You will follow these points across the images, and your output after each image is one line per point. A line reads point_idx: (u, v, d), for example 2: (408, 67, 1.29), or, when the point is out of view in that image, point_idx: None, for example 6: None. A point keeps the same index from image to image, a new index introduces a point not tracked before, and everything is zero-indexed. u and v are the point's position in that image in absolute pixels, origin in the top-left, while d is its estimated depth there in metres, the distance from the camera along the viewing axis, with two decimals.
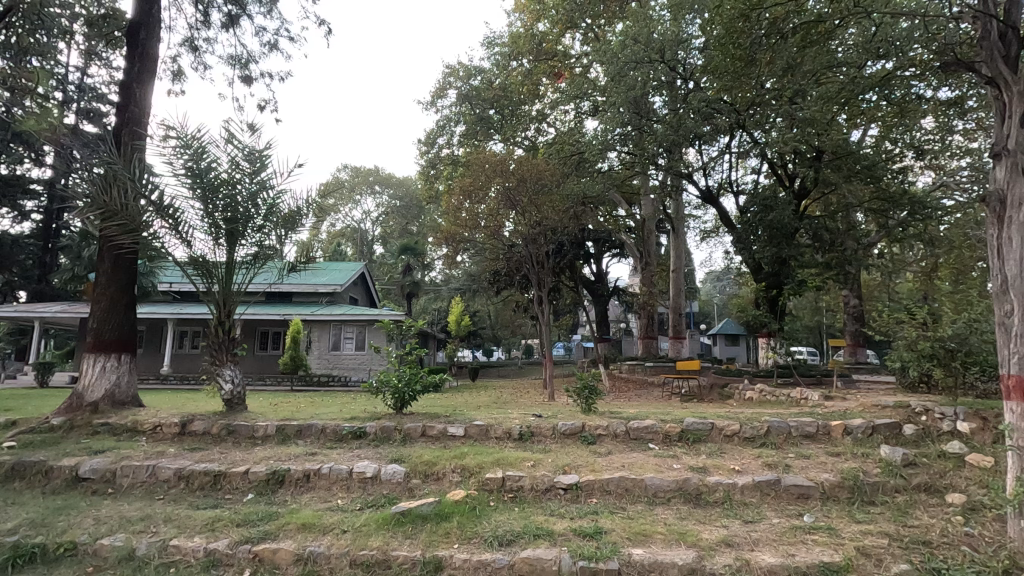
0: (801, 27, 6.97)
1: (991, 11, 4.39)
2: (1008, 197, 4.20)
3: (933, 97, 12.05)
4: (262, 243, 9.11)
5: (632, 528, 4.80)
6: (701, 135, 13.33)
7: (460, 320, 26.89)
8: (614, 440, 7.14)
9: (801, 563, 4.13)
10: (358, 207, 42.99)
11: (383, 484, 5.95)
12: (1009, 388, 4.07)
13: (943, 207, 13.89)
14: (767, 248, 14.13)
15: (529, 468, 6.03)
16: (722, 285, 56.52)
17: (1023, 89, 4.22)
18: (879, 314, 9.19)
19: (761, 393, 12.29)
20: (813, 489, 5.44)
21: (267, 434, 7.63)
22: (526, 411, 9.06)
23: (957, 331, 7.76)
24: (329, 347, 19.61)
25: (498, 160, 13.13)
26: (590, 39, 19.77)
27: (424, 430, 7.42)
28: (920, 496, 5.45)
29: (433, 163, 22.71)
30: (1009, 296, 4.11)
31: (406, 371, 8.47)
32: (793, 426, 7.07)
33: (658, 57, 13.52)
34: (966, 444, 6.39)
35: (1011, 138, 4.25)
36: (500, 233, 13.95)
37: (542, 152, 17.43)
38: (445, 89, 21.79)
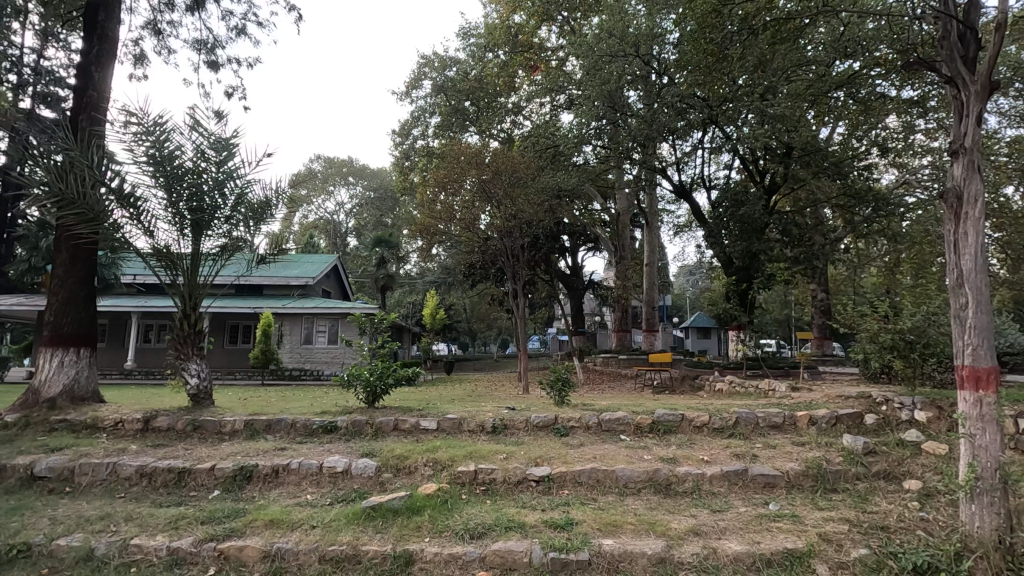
0: (772, 23, 7.05)
1: (951, 11, 4.49)
2: (964, 193, 4.32)
3: (897, 96, 12.39)
4: (230, 234, 8.87)
5: (603, 519, 4.84)
6: (675, 130, 13.44)
7: (435, 313, 26.69)
8: (586, 432, 7.20)
9: (766, 550, 4.23)
10: (331, 198, 42.26)
11: (353, 479, 5.88)
12: (962, 378, 4.18)
13: (906, 204, 14.36)
14: (738, 243, 14.37)
15: (502, 460, 6.04)
16: (694, 281, 57.31)
17: (980, 89, 4.36)
18: (843, 307, 9.44)
19: (731, 385, 12.53)
20: (780, 478, 5.57)
21: (235, 430, 7.47)
22: (500, 404, 9.08)
23: (917, 324, 8.10)
24: (301, 340, 19.30)
25: (473, 153, 12.99)
26: (567, 31, 19.74)
27: (396, 424, 7.36)
28: (880, 484, 5.64)
29: (407, 154, 22.49)
30: (964, 289, 4.21)
31: (378, 364, 8.38)
32: (760, 417, 7.24)
33: (633, 50, 13.58)
34: (923, 433, 6.64)
35: (968, 137, 4.38)
36: (475, 226, 13.88)
37: (518, 144, 17.41)
38: (420, 80, 21.53)
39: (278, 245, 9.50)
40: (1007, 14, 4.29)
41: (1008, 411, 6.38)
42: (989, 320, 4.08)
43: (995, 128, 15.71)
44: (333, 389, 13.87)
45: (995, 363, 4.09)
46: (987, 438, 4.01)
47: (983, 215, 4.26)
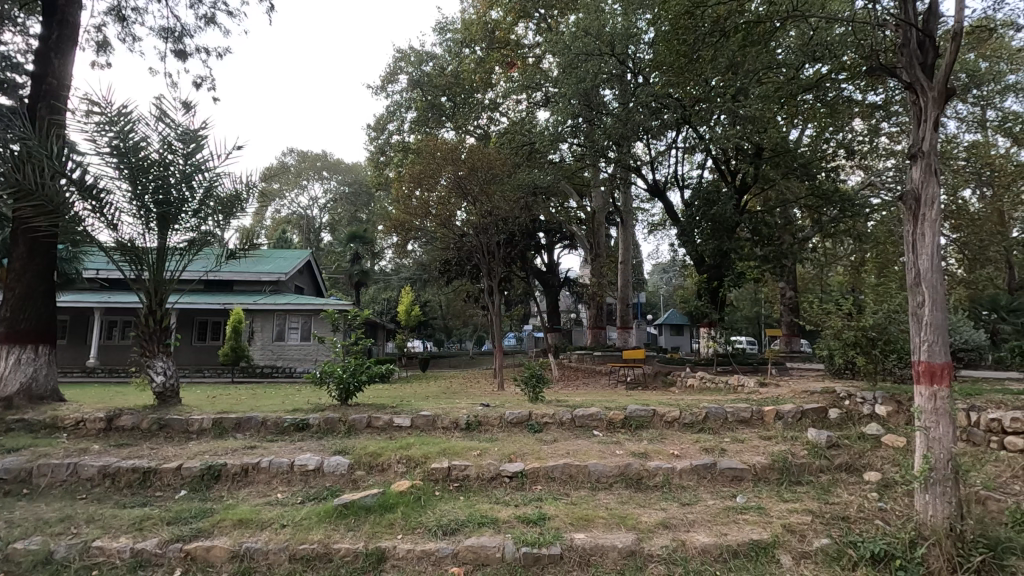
0: (743, 26, 7.14)
1: (911, 19, 4.66)
2: (922, 196, 4.48)
3: (862, 100, 12.77)
4: (198, 228, 8.64)
5: (575, 513, 4.90)
6: (649, 130, 13.59)
7: (411, 310, 26.47)
8: (560, 428, 7.25)
9: (733, 542, 4.34)
10: (304, 192, 41.57)
11: (325, 477, 5.81)
12: (919, 373, 4.31)
13: (871, 205, 14.79)
14: (709, 242, 14.68)
15: (475, 457, 6.04)
16: (667, 278, 58.21)
17: (937, 95, 4.52)
18: (810, 305, 9.73)
19: (701, 380, 12.77)
20: (746, 471, 5.72)
21: (203, 428, 7.31)
22: (474, 401, 9.08)
23: (878, 321, 8.36)
24: (272, 337, 18.94)
25: (449, 149, 12.91)
26: (543, 29, 19.73)
27: (369, 421, 7.31)
28: (842, 476, 5.83)
29: (383, 149, 22.30)
30: (921, 289, 4.37)
31: (352, 361, 8.28)
32: (729, 412, 7.41)
33: (609, 49, 13.71)
34: (883, 426, 6.89)
35: (926, 141, 4.54)
36: (451, 222, 13.78)
37: (494, 141, 17.38)
38: (396, 74, 21.28)
39: (249, 239, 9.29)
40: (963, 23, 4.44)
41: (963, 405, 6.64)
42: (945, 318, 4.23)
43: (954, 133, 16.33)
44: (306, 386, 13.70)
45: (949, 359, 4.24)
46: (940, 430, 4.15)
47: (939, 217, 4.43)
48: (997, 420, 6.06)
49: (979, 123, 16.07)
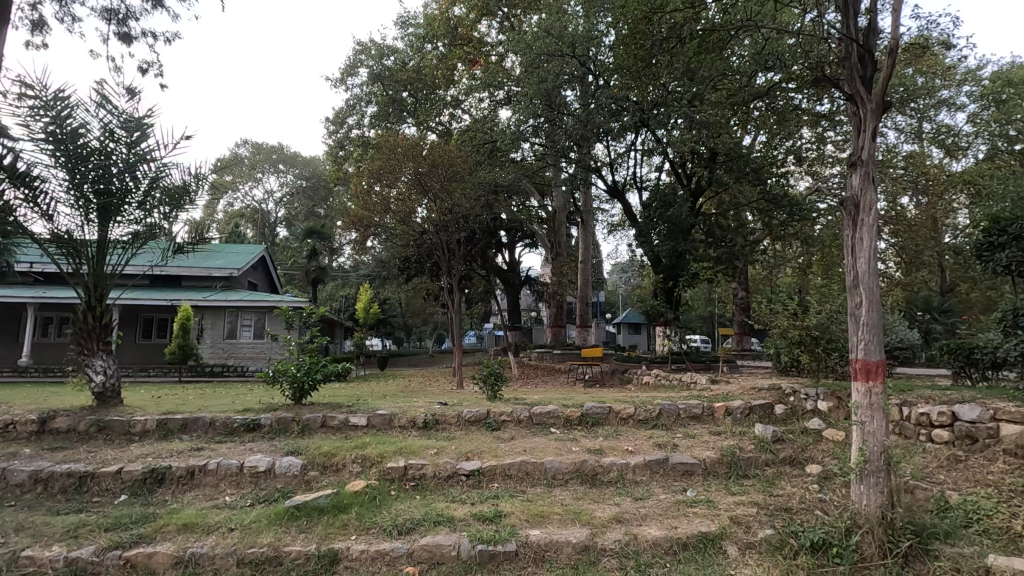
0: (699, 34, 7.34)
1: (852, 35, 4.92)
2: (860, 202, 4.72)
3: (810, 109, 13.32)
4: (142, 220, 8.26)
5: (530, 510, 4.94)
6: (609, 131, 13.81)
7: (369, 308, 26.01)
8: (517, 426, 7.29)
9: (682, 535, 4.48)
10: (259, 185, 40.28)
11: (277, 478, 5.66)
12: (857, 370, 4.53)
13: (817, 210, 15.46)
14: (666, 243, 15.05)
15: (432, 455, 6.01)
16: (625, 279, 59.17)
17: (875, 107, 4.78)
18: (758, 305, 10.12)
19: (657, 378, 13.07)
20: (697, 466, 5.89)
21: (146, 430, 7.00)
22: (432, 400, 9.00)
23: (821, 320, 8.84)
24: (223, 335, 18.28)
25: (409, 144, 12.74)
26: (506, 27, 19.72)
27: (324, 421, 7.17)
28: (785, 469, 6.10)
29: (342, 143, 21.86)
30: (859, 290, 4.60)
31: (306, 359, 8.08)
32: (681, 408, 7.65)
33: (570, 51, 13.87)
34: (824, 421, 7.24)
35: (864, 150, 4.79)
36: (411, 219, 13.60)
37: (455, 138, 17.28)
38: (356, 67, 20.85)
39: (198, 232, 8.95)
40: (899, 40, 4.70)
41: (896, 400, 7.04)
42: (879, 319, 4.46)
43: (893, 143, 17.24)
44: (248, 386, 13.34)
45: (883, 356, 4.48)
46: (874, 424, 4.37)
47: (876, 222, 4.68)
48: (926, 414, 6.45)
49: (916, 134, 17.01)
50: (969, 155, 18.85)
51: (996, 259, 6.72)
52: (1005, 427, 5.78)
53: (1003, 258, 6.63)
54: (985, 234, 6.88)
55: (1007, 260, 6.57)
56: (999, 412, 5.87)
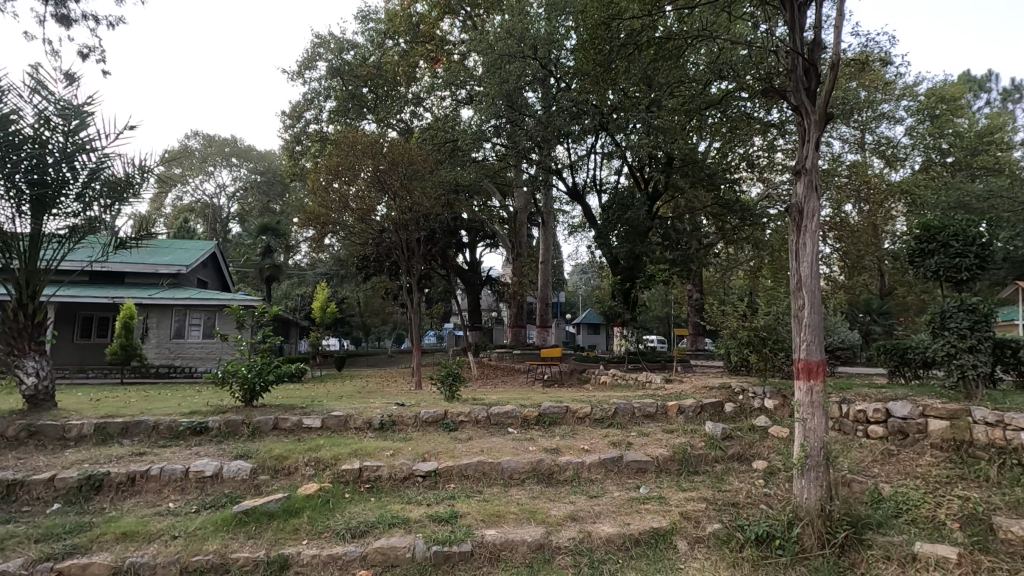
0: (655, 41, 7.54)
1: (798, 49, 5.14)
2: (804, 209, 4.94)
3: (762, 118, 13.83)
4: (80, 212, 7.82)
5: (486, 510, 4.95)
6: (570, 133, 13.97)
7: (326, 307, 25.43)
8: (475, 426, 7.29)
9: (635, 531, 4.58)
10: (211, 179, 38.75)
11: (224, 483, 5.47)
12: (800, 369, 4.73)
13: (767, 215, 16.09)
14: (624, 245, 15.36)
15: (388, 457, 5.94)
16: (584, 280, 59.89)
17: (818, 118, 5.02)
18: (710, 306, 10.46)
19: (614, 377, 13.31)
20: (650, 463, 6.03)
21: (83, 435, 6.65)
22: (388, 401, 8.90)
23: (769, 322, 9.20)
24: (170, 334, 17.51)
25: (369, 141, 12.53)
26: (469, 27, 19.65)
27: (276, 423, 6.98)
28: (733, 465, 6.32)
29: (299, 138, 21.31)
30: (802, 293, 4.82)
31: (258, 360, 7.83)
32: (636, 407, 7.83)
33: (531, 53, 13.96)
34: (770, 418, 7.54)
35: (808, 160, 5.01)
36: (370, 217, 13.36)
37: (415, 136, 17.12)
38: (314, 60, 20.35)
39: (141, 227, 8.49)
40: (841, 55, 4.94)
41: (835, 398, 7.39)
42: (821, 321, 4.68)
43: (838, 153, 18.09)
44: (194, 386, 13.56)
45: (824, 357, 4.69)
46: (815, 421, 4.58)
47: (818, 228, 4.91)
48: (863, 411, 6.82)
49: (859, 144, 17.90)
50: (907, 165, 19.98)
51: (927, 265, 7.15)
52: (933, 422, 6.12)
53: (932, 264, 7.07)
54: (917, 241, 7.31)
55: (936, 266, 7.01)
56: (927, 409, 6.20)
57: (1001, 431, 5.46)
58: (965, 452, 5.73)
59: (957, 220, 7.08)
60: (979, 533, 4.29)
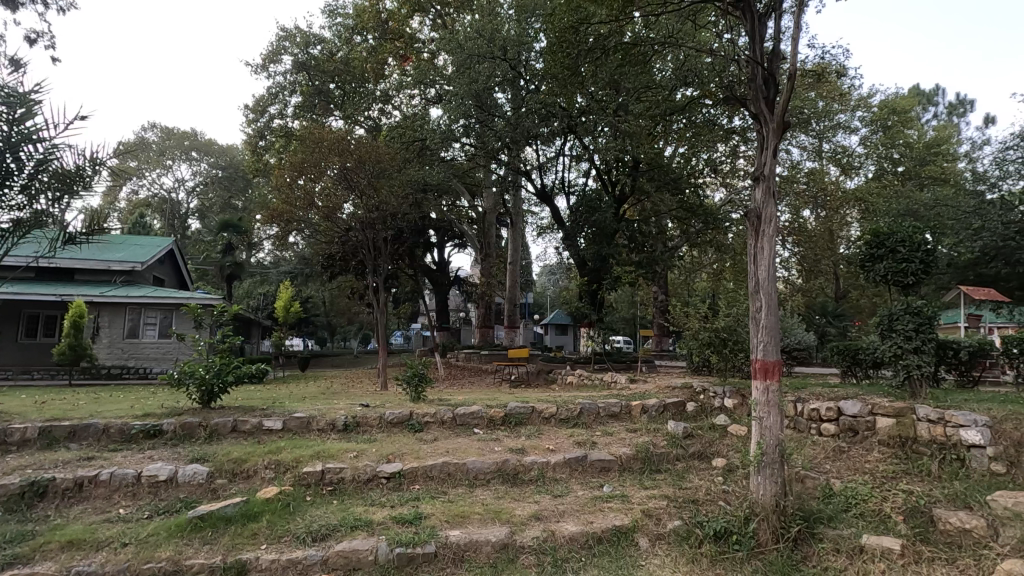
0: (622, 47, 7.66)
1: (758, 59, 5.31)
2: (762, 214, 5.11)
3: (725, 125, 14.19)
4: (26, 205, 5.63)
5: (451, 510, 4.94)
6: (538, 135, 14.04)
7: (290, 306, 24.86)
8: (441, 427, 7.25)
9: (598, 529, 4.65)
10: (168, 173, 37.37)
11: (179, 487, 5.30)
12: (757, 370, 4.87)
13: (730, 220, 16.51)
14: (591, 247, 15.54)
15: (351, 459, 5.86)
16: (552, 281, 60.21)
17: (776, 126, 5.20)
18: (674, 307, 10.68)
19: (580, 378, 13.45)
20: (614, 462, 6.13)
21: (26, 439, 6.33)
22: (353, 402, 8.78)
23: (729, 323, 9.46)
24: (123, 333, 16.82)
25: (335, 138, 12.32)
26: (439, 25, 19.51)
27: (235, 425, 6.79)
28: (694, 463, 6.48)
29: (262, 133, 20.77)
30: (759, 296, 4.98)
31: (216, 361, 7.59)
32: (601, 407, 7.94)
33: (501, 54, 13.97)
34: (729, 417, 7.76)
35: (766, 166, 5.18)
36: (336, 215, 13.12)
37: (383, 134, 16.96)
38: (279, 54, 19.87)
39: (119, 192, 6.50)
40: (798, 66, 5.10)
41: (790, 397, 7.66)
42: (777, 322, 4.84)
43: (797, 160, 18.72)
44: (148, 386, 13.66)
45: (779, 357, 4.85)
46: (770, 420, 4.73)
47: (775, 233, 5.07)
48: (816, 410, 7.08)
49: (816, 153, 18.55)
50: (861, 173, 20.79)
51: (876, 269, 7.48)
52: (881, 420, 6.39)
53: (882, 268, 7.39)
54: (868, 247, 7.62)
55: (885, 270, 7.34)
56: (875, 407, 6.48)
57: (942, 428, 5.75)
58: (910, 448, 6.01)
59: (904, 227, 7.43)
60: (920, 525, 4.51)
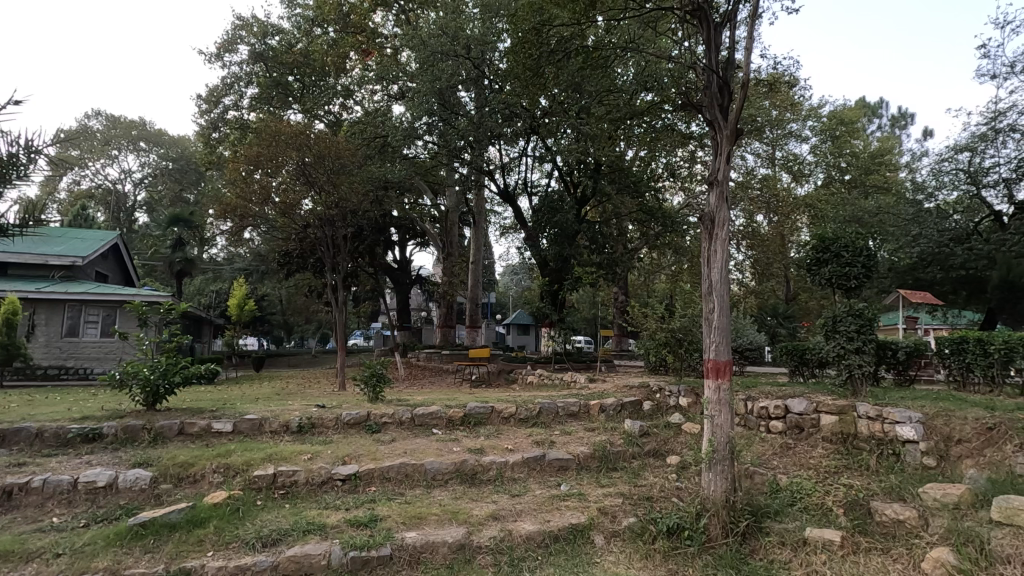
0: (583, 51, 7.76)
1: (713, 67, 5.46)
2: (715, 218, 5.25)
3: (683, 130, 14.55)
4: None
5: (408, 512, 4.89)
6: (501, 135, 14.05)
7: (244, 304, 24.06)
8: (399, 427, 7.16)
9: (554, 528, 4.68)
10: (114, 163, 35.59)
11: (120, 493, 5.05)
12: (710, 369, 5.00)
13: (687, 223, 16.94)
14: (553, 247, 15.67)
15: (306, 461, 5.72)
16: (514, 281, 60.29)
17: (730, 133, 5.36)
18: (632, 308, 10.87)
19: (540, 377, 13.54)
20: (571, 461, 6.20)
21: None
22: (308, 402, 8.59)
23: (685, 324, 9.70)
24: (61, 332, 15.92)
25: (293, 132, 11.99)
26: (402, 21, 19.25)
27: (182, 428, 6.53)
28: (649, 460, 6.61)
29: (215, 124, 20.05)
30: (712, 298, 5.13)
31: (162, 361, 7.25)
32: (560, 407, 8.00)
33: (464, 52, 13.94)
34: (684, 415, 7.97)
35: (720, 172, 5.33)
36: (293, 211, 12.76)
37: (343, 130, 16.67)
38: (235, 43, 19.21)
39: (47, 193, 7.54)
40: (750, 75, 5.26)
41: (741, 395, 7.91)
42: (728, 323, 4.99)
43: (751, 167, 19.38)
44: (87, 386, 13.60)
45: (730, 356, 5.00)
46: (721, 418, 4.88)
47: (728, 236, 5.23)
48: (765, 408, 7.35)
49: (769, 160, 19.26)
50: (810, 181, 21.67)
51: (821, 273, 7.81)
52: (824, 417, 6.69)
53: (827, 272, 7.72)
54: (814, 252, 7.94)
55: (829, 274, 7.68)
56: (820, 405, 6.78)
57: (880, 424, 6.07)
58: (851, 443, 6.32)
59: (848, 233, 7.78)
60: (859, 517, 4.74)
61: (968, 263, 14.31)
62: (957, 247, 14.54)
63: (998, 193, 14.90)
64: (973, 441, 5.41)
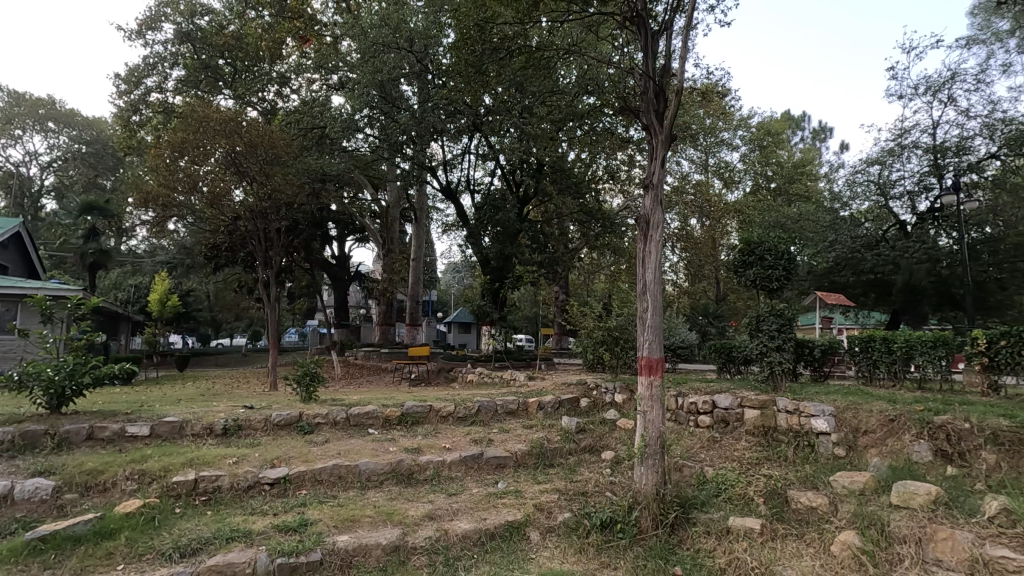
0: (525, 51, 7.80)
1: (650, 73, 5.64)
2: (650, 220, 5.41)
3: (622, 134, 14.93)
4: None
5: (340, 515, 4.74)
6: (444, 131, 13.90)
7: (166, 299, 22.61)
8: (332, 428, 6.94)
9: (490, 525, 4.69)
10: (17, 144, 32.46)
11: (16, 505, 4.61)
12: (644, 366, 5.14)
13: (625, 225, 17.42)
14: (494, 245, 15.70)
15: (231, 465, 5.43)
16: (455, 279, 59.72)
17: (665, 138, 5.54)
18: (571, 306, 11.05)
19: (480, 376, 13.52)
20: (508, 459, 6.23)
21: None
22: (235, 403, 8.18)
23: (620, 323, 9.97)
24: None
25: (223, 118, 11.30)
26: (343, 9, 18.62)
27: (91, 432, 6.04)
28: (584, 456, 6.76)
29: (136, 106, 18.70)
30: (646, 298, 5.27)
31: (69, 360, 6.68)
32: (498, 405, 8.01)
33: (407, 45, 13.70)
34: (618, 412, 8.19)
35: (655, 176, 5.49)
36: (222, 202, 12.07)
37: (278, 119, 15.98)
38: (159, 21, 17.97)
39: None
40: (684, 83, 5.44)
41: (672, 392, 8.22)
42: (661, 322, 5.17)
43: (685, 172, 20.18)
44: None
45: (662, 354, 5.16)
46: (653, 414, 5.03)
47: (662, 238, 5.40)
48: (694, 403, 7.68)
49: (702, 166, 20.21)
50: (740, 188, 22.66)
51: (748, 274, 8.22)
52: (747, 412, 7.06)
53: (752, 274, 8.16)
54: (742, 254, 8.34)
55: (754, 275, 8.11)
56: (743, 400, 7.14)
57: (797, 418, 6.46)
58: (771, 436, 6.70)
59: (771, 237, 8.23)
60: (777, 505, 5.04)
61: (876, 267, 15.65)
62: (867, 253, 15.89)
63: (902, 204, 16.25)
64: (877, 431, 5.86)
